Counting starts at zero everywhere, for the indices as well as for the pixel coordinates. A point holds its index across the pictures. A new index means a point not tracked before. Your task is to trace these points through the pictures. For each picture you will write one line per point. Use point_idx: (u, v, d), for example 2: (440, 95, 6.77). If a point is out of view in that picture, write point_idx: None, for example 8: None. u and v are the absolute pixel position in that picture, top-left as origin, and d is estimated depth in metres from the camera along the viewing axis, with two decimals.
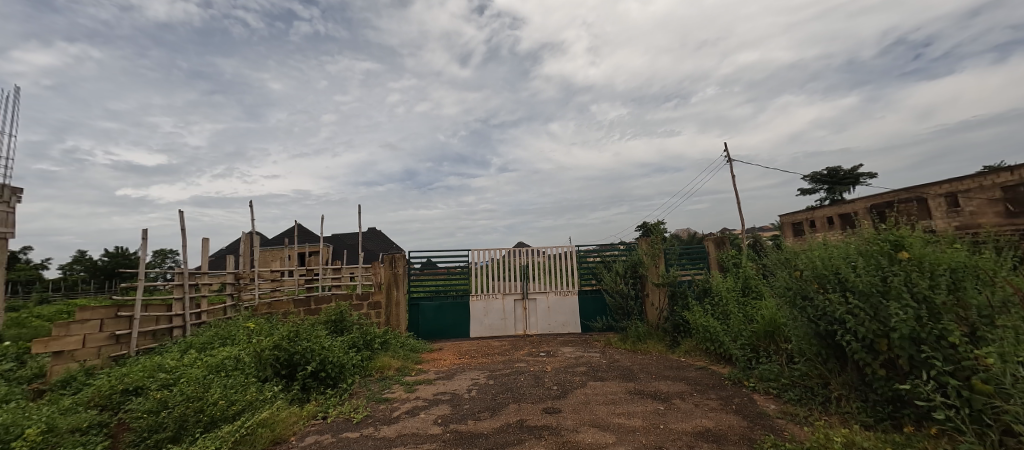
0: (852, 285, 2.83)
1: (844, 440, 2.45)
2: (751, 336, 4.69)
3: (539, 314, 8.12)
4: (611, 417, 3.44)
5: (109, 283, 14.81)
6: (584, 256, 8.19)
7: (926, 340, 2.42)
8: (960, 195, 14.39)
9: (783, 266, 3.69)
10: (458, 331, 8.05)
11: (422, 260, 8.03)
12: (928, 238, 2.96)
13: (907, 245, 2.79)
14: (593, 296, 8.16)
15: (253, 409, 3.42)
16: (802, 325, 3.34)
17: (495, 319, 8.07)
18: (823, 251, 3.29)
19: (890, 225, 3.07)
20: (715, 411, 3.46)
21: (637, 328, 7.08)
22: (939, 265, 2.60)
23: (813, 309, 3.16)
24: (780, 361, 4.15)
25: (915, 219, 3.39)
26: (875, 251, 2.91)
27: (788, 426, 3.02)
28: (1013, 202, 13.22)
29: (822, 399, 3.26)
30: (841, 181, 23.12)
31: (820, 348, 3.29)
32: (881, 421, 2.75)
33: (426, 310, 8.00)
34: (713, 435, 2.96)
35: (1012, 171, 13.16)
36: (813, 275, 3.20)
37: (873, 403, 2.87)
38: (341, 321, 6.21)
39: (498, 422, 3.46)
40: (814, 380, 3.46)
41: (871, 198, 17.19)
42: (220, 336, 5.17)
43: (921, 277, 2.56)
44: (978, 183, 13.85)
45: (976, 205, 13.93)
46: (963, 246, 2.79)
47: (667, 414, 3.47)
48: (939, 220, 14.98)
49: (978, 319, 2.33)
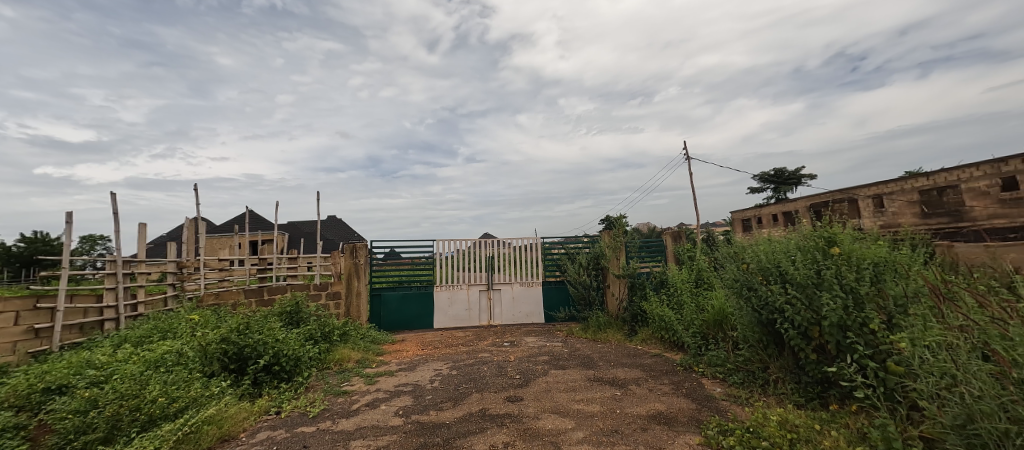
0: (791, 277, 3.06)
1: (779, 418, 2.67)
2: (702, 325, 4.98)
3: (504, 305, 8.18)
4: (570, 404, 3.55)
5: (26, 272, 13.41)
6: (550, 248, 8.31)
7: (851, 327, 2.66)
8: (885, 196, 15.81)
9: (732, 259, 3.93)
10: (422, 322, 7.97)
11: (385, 251, 7.87)
12: (857, 235, 3.24)
13: (839, 241, 3.05)
14: (558, 287, 8.32)
15: (198, 405, 3.24)
16: (747, 314, 3.56)
17: (460, 310, 8.04)
18: (768, 246, 3.53)
19: (825, 223, 3.33)
20: (667, 396, 3.66)
21: (598, 318, 7.30)
22: (864, 259, 2.85)
23: (757, 299, 3.38)
24: (727, 348, 4.44)
25: (847, 217, 3.70)
26: (812, 246, 3.15)
27: (732, 407, 3.25)
28: (928, 204, 14.69)
29: (762, 382, 3.53)
30: (785, 182, 24.74)
31: (761, 335, 3.53)
32: (811, 400, 3.02)
33: (389, 301, 7.86)
34: (665, 417, 3.14)
35: (928, 176, 14.49)
36: (758, 268, 3.39)
37: (805, 385, 3.13)
38: (298, 312, 5.97)
39: (461, 411, 3.48)
40: (756, 364, 3.71)
41: (810, 198, 18.61)
42: (159, 329, 4.82)
43: (849, 270, 2.82)
44: (900, 186, 15.27)
45: (898, 206, 15.35)
46: (886, 243, 3.09)
47: (623, 399, 3.63)
48: (866, 219, 16.41)
49: (894, 308, 2.60)
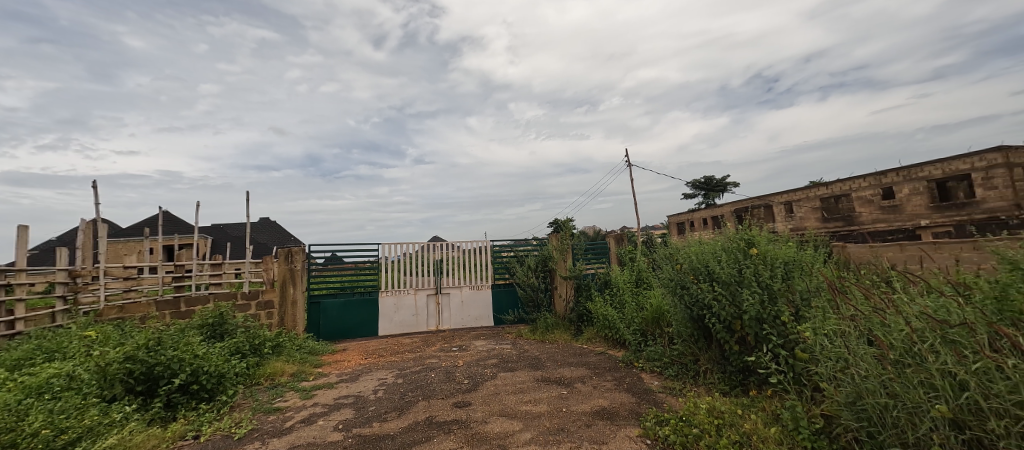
0: (717, 275, 3.33)
1: (707, 406, 2.89)
2: (641, 323, 5.26)
3: (453, 309, 8.05)
4: (518, 405, 3.57)
5: None
6: (499, 251, 8.34)
7: (767, 319, 2.94)
8: (794, 203, 17.80)
9: (668, 260, 4.19)
10: (366, 329, 7.61)
11: (325, 255, 7.43)
12: (772, 237, 3.61)
13: (757, 242, 3.38)
14: (507, 289, 8.37)
15: (94, 436, 2.83)
16: (681, 311, 3.82)
17: (406, 316, 7.79)
18: (698, 248, 3.82)
19: (746, 226, 3.67)
20: (610, 391, 3.81)
21: (546, 319, 7.43)
22: (777, 258, 3.18)
23: (689, 297, 3.63)
24: (663, 343, 4.72)
25: (764, 221, 4.10)
26: (735, 248, 3.46)
27: (667, 398, 3.46)
28: (827, 210, 16.73)
29: (693, 373, 3.79)
30: (713, 189, 26.95)
31: (693, 330, 3.79)
32: (734, 388, 3.30)
33: (329, 309, 7.42)
34: (608, 413, 3.26)
35: (826, 185, 16.62)
36: (689, 268, 3.65)
37: (729, 374, 3.42)
38: (222, 325, 5.44)
39: (406, 421, 3.36)
40: (688, 357, 3.98)
41: (734, 203, 20.44)
42: (44, 350, 4.14)
43: (764, 269, 3.13)
44: (806, 194, 17.27)
45: (805, 211, 17.34)
46: (794, 244, 3.47)
47: (570, 397, 3.72)
48: (780, 223, 18.34)
49: (800, 302, 2.93)
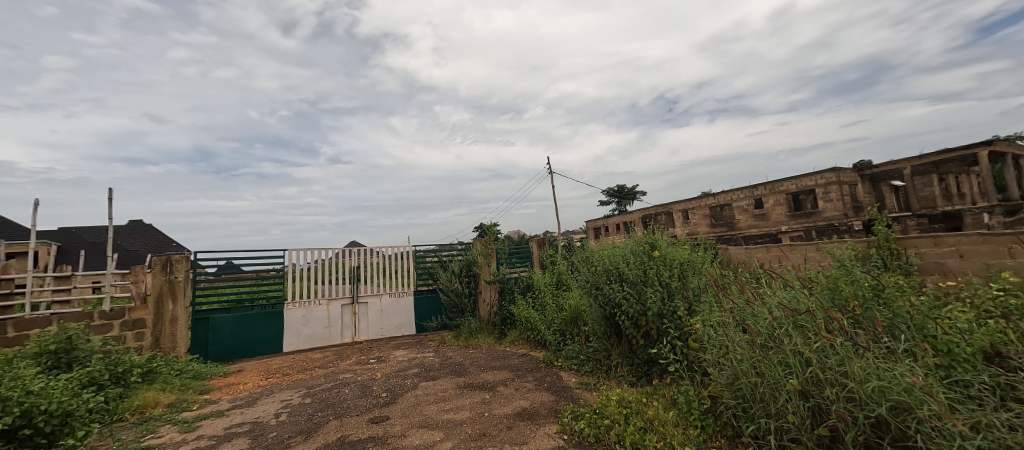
0: (626, 276, 3.64)
1: (618, 397, 3.13)
2: (561, 323, 5.51)
3: (371, 319, 7.62)
4: (440, 415, 3.50)
5: None
6: (422, 257, 8.14)
7: (667, 315, 3.29)
8: (690, 211, 20.15)
9: (584, 263, 4.47)
10: (268, 346, 6.85)
11: (219, 264, 6.57)
12: (671, 241, 4.06)
13: (659, 246, 3.77)
14: (430, 296, 8.17)
15: None
16: (595, 310, 4.09)
17: (317, 329, 7.18)
18: (610, 251, 4.13)
19: (650, 231, 4.07)
20: (531, 392, 3.92)
21: (470, 324, 7.39)
22: (675, 259, 3.58)
23: (602, 297, 3.91)
24: (580, 341, 5.01)
25: (665, 227, 4.59)
26: (641, 251, 3.82)
27: (583, 394, 3.67)
28: (714, 217, 19.18)
29: (606, 368, 4.08)
30: (624, 197, 29.34)
31: (606, 327, 4.09)
32: (641, 378, 3.62)
33: (222, 325, 6.53)
34: (529, 413, 3.36)
35: (713, 196, 19.07)
36: (603, 270, 3.93)
37: (636, 366, 3.75)
38: (70, 352, 4.48)
39: (314, 444, 3.10)
40: (602, 353, 4.27)
41: (642, 210, 22.48)
42: None
43: (665, 269, 3.50)
44: (698, 203, 19.65)
45: (698, 218, 19.70)
46: (689, 247, 3.94)
47: (492, 402, 3.75)
48: (678, 228, 20.60)
49: (693, 298, 3.33)
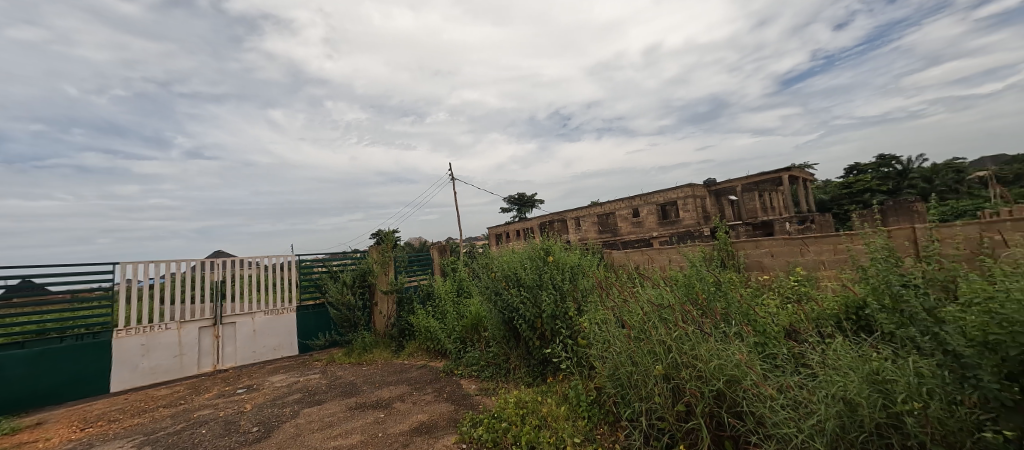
0: (523, 281, 3.82)
1: (515, 399, 3.24)
2: (461, 330, 5.50)
3: (240, 342, 6.61)
4: (325, 443, 3.20)
5: None
6: (310, 267, 7.45)
7: (559, 316, 3.54)
8: (581, 219, 22.00)
9: (484, 270, 4.56)
10: (89, 387, 5.43)
11: (11, 284, 5.06)
12: (563, 247, 4.38)
13: (553, 251, 4.04)
14: (317, 311, 7.45)
15: None
16: (494, 315, 4.19)
17: (164, 359, 5.94)
18: (509, 257, 4.29)
19: (545, 238, 4.35)
20: (430, 404, 3.83)
21: (364, 339, 6.91)
22: (566, 264, 3.88)
23: (501, 302, 4.03)
24: (480, 347, 5.07)
25: (559, 234, 4.94)
26: (537, 256, 4.05)
27: (482, 400, 3.72)
28: (601, 224, 21.19)
29: (505, 371, 4.20)
30: (524, 204, 30.69)
31: (504, 332, 4.21)
32: (536, 378, 3.82)
33: (13, 366, 4.98)
34: (426, 427, 3.28)
35: (599, 205, 21.07)
36: (502, 275, 4.05)
37: (532, 367, 3.93)
38: None
39: None
40: (501, 357, 4.39)
41: (540, 218, 23.79)
42: None
43: (557, 273, 3.77)
44: (588, 211, 21.57)
45: (588, 225, 21.59)
46: (578, 252, 4.30)
47: (386, 420, 3.56)
48: (572, 235, 22.30)
49: (581, 298, 3.64)
